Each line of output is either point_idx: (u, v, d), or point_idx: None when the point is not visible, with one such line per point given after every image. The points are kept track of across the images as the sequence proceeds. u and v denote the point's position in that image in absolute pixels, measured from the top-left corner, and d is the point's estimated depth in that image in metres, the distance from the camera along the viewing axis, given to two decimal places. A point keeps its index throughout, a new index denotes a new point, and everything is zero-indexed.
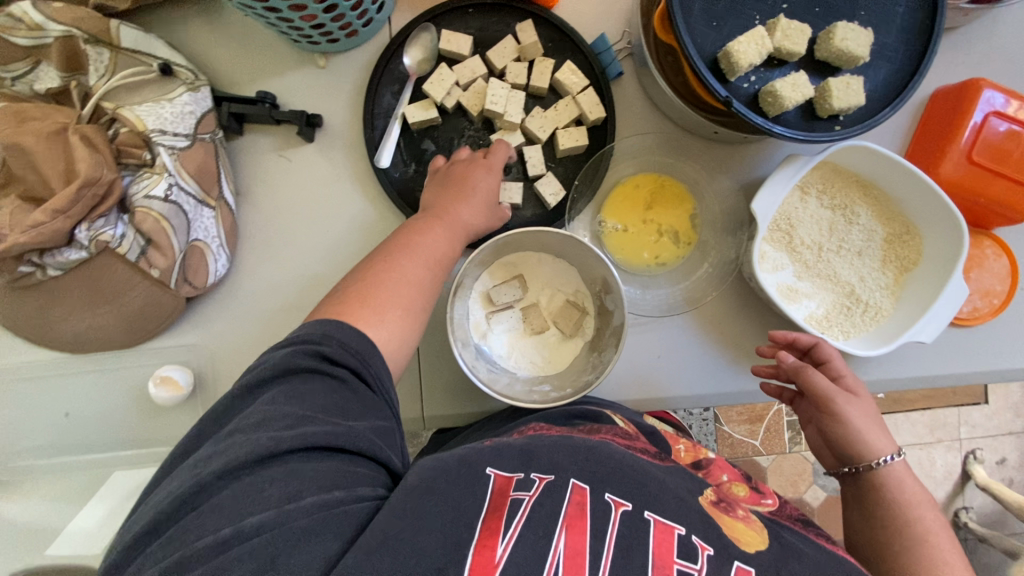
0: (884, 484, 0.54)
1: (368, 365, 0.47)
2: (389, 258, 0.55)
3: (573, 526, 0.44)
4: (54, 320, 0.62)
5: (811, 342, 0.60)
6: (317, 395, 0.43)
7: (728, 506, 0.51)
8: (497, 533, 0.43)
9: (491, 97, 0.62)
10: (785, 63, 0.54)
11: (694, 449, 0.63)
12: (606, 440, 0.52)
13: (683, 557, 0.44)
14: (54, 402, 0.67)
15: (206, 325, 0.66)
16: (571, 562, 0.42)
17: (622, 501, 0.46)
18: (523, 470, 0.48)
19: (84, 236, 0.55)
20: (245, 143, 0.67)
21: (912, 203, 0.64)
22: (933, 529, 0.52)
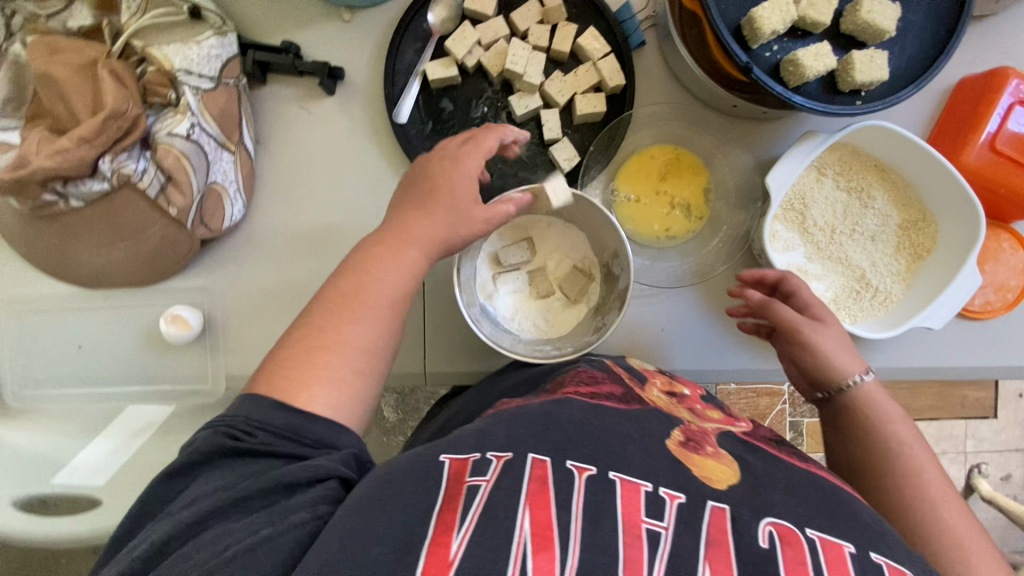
0: (857, 402, 0.55)
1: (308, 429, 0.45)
2: (345, 303, 0.50)
3: (537, 502, 0.41)
4: (73, 253, 0.63)
5: (777, 276, 0.59)
6: (272, 418, 0.44)
7: (697, 445, 0.48)
8: (452, 529, 0.40)
9: (511, 57, 0.63)
10: (809, 34, 0.54)
11: (669, 384, 0.59)
12: (568, 397, 0.50)
13: (651, 515, 0.42)
14: (70, 334, 0.69)
15: (220, 269, 0.68)
16: (540, 538, 0.39)
17: (586, 466, 0.44)
18: (480, 450, 0.45)
19: (107, 167, 0.56)
20: (268, 92, 0.68)
21: (927, 184, 0.63)
22: (906, 438, 0.53)
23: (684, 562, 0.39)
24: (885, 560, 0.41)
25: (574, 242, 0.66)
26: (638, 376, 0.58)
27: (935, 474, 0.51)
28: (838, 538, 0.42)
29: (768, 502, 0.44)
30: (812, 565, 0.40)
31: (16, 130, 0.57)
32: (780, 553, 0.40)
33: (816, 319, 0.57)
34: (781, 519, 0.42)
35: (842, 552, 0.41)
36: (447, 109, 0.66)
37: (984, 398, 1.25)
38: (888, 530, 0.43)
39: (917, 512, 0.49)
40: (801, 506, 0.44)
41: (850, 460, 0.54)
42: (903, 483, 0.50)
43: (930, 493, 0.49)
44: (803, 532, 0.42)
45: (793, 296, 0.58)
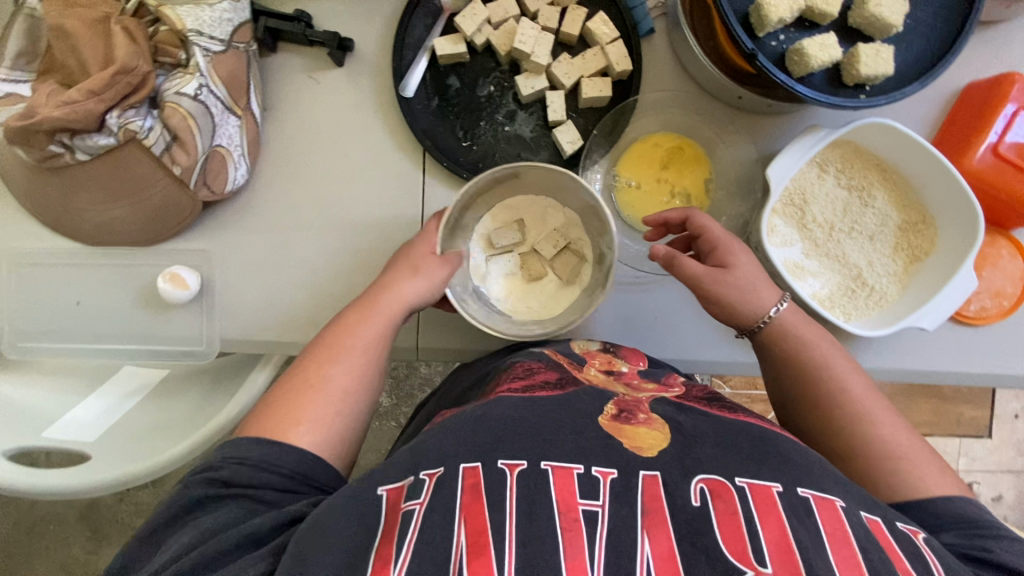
0: (781, 335, 0.55)
1: (283, 462, 0.47)
2: (321, 359, 0.53)
3: (471, 512, 0.40)
4: (76, 207, 0.64)
5: (682, 217, 0.58)
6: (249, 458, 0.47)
7: (630, 415, 0.48)
8: (388, 562, 0.38)
9: (520, 36, 0.63)
10: (817, 26, 0.54)
11: (608, 362, 0.57)
12: (500, 395, 0.49)
13: (586, 496, 0.41)
14: (67, 290, 0.69)
15: (220, 233, 0.68)
16: (475, 547, 0.38)
17: (516, 462, 0.42)
18: (413, 473, 0.44)
19: (114, 122, 0.57)
20: (278, 61, 0.69)
21: (917, 178, 0.63)
22: (833, 359, 0.54)
23: (620, 536, 0.39)
24: (812, 492, 0.42)
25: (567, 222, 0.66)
26: (576, 360, 0.57)
27: (865, 391, 0.53)
28: (765, 481, 0.42)
29: (698, 458, 0.44)
30: (743, 514, 0.40)
31: (28, 83, 0.61)
32: (711, 507, 0.41)
33: (722, 264, 0.55)
34: (711, 474, 0.43)
35: (772, 494, 0.41)
36: (454, 86, 0.67)
37: (979, 417, 1.24)
38: (814, 462, 0.44)
39: (854, 434, 0.51)
40: (731, 456, 0.44)
41: (788, 392, 0.56)
42: (838, 407, 0.52)
43: (864, 411, 0.51)
44: (732, 482, 0.42)
45: (702, 238, 0.56)
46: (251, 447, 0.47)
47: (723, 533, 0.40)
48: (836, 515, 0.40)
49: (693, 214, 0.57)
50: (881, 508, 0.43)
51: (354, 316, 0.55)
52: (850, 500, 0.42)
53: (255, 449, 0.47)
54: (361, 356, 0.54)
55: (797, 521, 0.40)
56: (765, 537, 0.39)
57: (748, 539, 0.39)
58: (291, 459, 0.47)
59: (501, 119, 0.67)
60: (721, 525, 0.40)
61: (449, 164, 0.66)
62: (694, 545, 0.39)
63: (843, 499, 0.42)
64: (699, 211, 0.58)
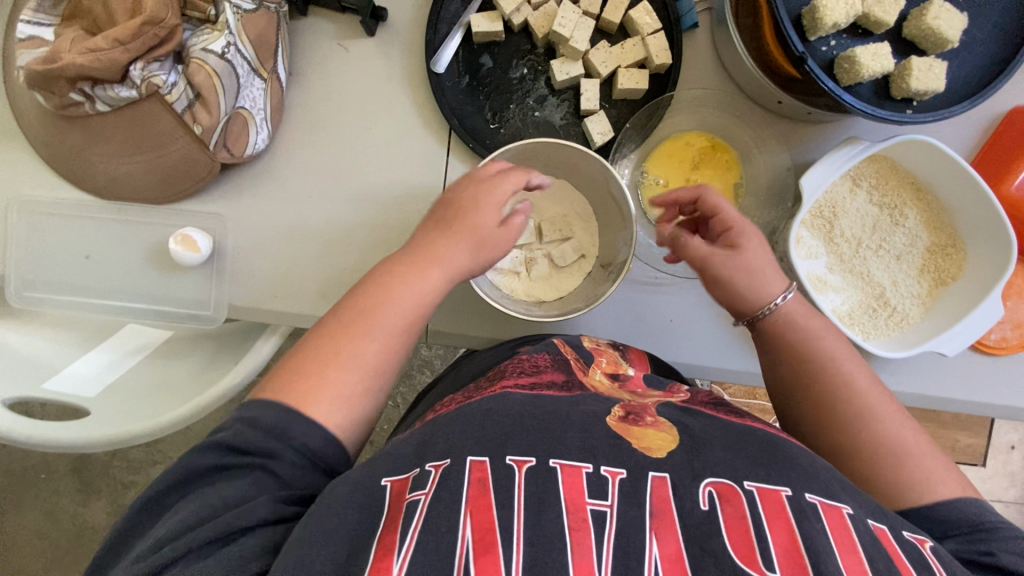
0: (784, 326, 0.54)
1: (294, 432, 0.46)
2: (356, 308, 0.52)
3: (478, 506, 0.40)
4: (92, 159, 0.63)
5: (693, 198, 0.57)
6: (248, 438, 0.45)
7: (637, 418, 0.48)
8: (391, 553, 0.39)
9: (560, 19, 0.61)
10: (870, 34, 0.52)
11: (616, 362, 0.57)
12: (506, 391, 0.49)
13: (594, 497, 0.41)
14: (76, 242, 0.68)
15: (236, 197, 0.67)
16: (482, 544, 0.38)
17: (526, 458, 0.43)
18: (418, 465, 0.44)
19: (137, 75, 0.55)
20: (308, 25, 0.67)
21: (942, 176, 0.61)
22: (839, 353, 0.53)
23: (629, 537, 0.39)
24: (819, 498, 0.42)
25: (590, 230, 0.66)
26: (584, 358, 0.57)
27: (872, 388, 0.52)
28: (774, 484, 0.42)
29: (707, 462, 0.44)
30: (751, 517, 0.40)
31: (52, 27, 0.59)
32: (720, 511, 0.41)
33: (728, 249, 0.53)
34: (720, 477, 0.43)
35: (780, 497, 0.41)
36: (486, 65, 0.66)
37: (974, 445, 1.24)
38: (821, 468, 0.44)
39: (859, 430, 0.50)
40: (737, 457, 0.44)
41: (787, 384, 0.55)
42: (841, 402, 0.51)
43: (868, 406, 0.51)
44: (740, 485, 0.42)
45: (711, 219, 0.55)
46: (268, 412, 0.46)
47: (731, 539, 0.39)
48: (844, 523, 0.40)
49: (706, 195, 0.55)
50: (889, 517, 0.43)
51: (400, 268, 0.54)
52: (857, 507, 0.42)
53: (270, 416, 0.46)
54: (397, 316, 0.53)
55: (805, 525, 0.40)
56: (774, 542, 0.39)
57: (758, 546, 0.39)
58: (303, 429, 0.46)
59: (532, 103, 0.66)
60: (728, 530, 0.40)
61: (473, 144, 0.64)
62: (703, 548, 0.39)
63: (851, 507, 0.42)
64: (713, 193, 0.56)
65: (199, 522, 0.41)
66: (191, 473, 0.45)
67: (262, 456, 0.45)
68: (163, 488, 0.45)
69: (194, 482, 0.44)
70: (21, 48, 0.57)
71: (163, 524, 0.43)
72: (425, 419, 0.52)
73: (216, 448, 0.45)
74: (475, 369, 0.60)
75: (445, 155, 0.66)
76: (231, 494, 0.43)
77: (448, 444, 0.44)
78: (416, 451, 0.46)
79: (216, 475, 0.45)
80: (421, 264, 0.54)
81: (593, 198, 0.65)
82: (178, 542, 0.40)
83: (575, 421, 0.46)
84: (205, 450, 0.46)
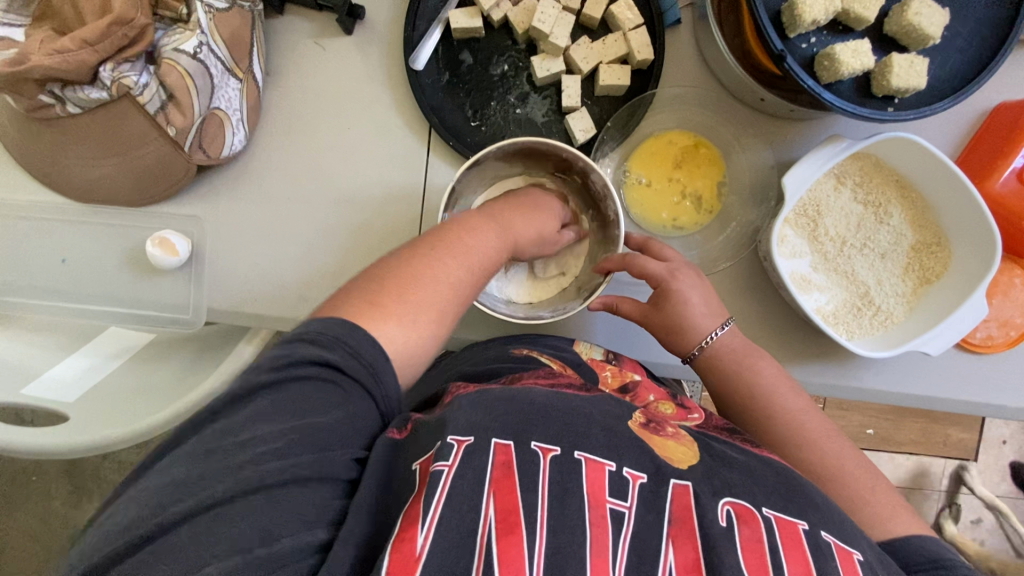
0: (719, 362, 0.55)
1: (380, 373, 0.43)
2: (430, 257, 0.50)
3: (501, 488, 0.41)
4: (67, 163, 0.62)
5: (620, 264, 0.56)
6: (321, 381, 0.40)
7: (659, 427, 0.50)
8: (417, 521, 0.38)
9: (539, 14, 0.60)
10: (851, 30, 0.51)
11: (620, 373, 0.59)
12: (528, 385, 0.49)
13: (615, 496, 0.42)
14: (53, 246, 0.67)
15: (214, 199, 0.66)
16: (506, 524, 0.39)
17: (550, 447, 0.44)
18: (439, 438, 0.43)
19: (107, 75, 0.54)
20: (285, 23, 0.66)
21: (925, 179, 0.61)
22: (778, 384, 0.54)
23: (644, 541, 0.41)
24: (834, 539, 0.43)
25: (583, 239, 0.66)
26: (591, 375, 0.57)
27: (813, 416, 0.53)
28: (792, 517, 0.43)
29: (727, 482, 0.45)
30: (767, 543, 0.42)
31: (22, 27, 0.58)
32: (737, 531, 0.42)
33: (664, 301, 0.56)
34: (739, 499, 0.44)
35: (797, 530, 0.43)
36: (466, 62, 0.65)
37: (966, 440, 1.24)
38: (836, 509, 0.45)
39: (800, 460, 0.51)
40: (757, 484, 0.45)
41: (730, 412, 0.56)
42: (778, 431, 0.53)
43: (807, 436, 0.52)
44: (759, 510, 0.43)
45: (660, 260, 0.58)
46: (370, 347, 0.42)
47: (746, 559, 0.41)
48: (855, 567, 0.41)
49: (628, 258, 0.55)
50: (893, 568, 0.43)
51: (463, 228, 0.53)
52: (868, 555, 0.43)
53: (360, 341, 0.42)
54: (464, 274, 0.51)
55: (821, 560, 0.41)
56: (788, 569, 0.41)
57: (771, 568, 0.41)
58: (390, 381, 0.44)
59: (513, 100, 0.65)
60: (745, 549, 0.41)
61: (454, 143, 0.63)
62: (716, 563, 0.40)
63: (862, 554, 0.43)
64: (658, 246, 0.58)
65: (288, 453, 0.38)
66: (286, 376, 0.40)
67: (341, 399, 0.41)
68: (250, 383, 0.40)
69: (281, 393, 0.40)
70: None
71: (238, 434, 0.38)
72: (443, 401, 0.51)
73: (315, 361, 0.40)
74: (479, 360, 0.59)
75: (427, 154, 0.66)
76: (325, 430, 0.40)
77: (469, 419, 0.44)
78: (434, 427, 0.44)
79: (285, 391, 0.40)
80: (496, 231, 0.55)
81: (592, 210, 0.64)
82: (234, 483, 0.37)
83: (557, 425, 0.45)
84: (299, 359, 0.40)
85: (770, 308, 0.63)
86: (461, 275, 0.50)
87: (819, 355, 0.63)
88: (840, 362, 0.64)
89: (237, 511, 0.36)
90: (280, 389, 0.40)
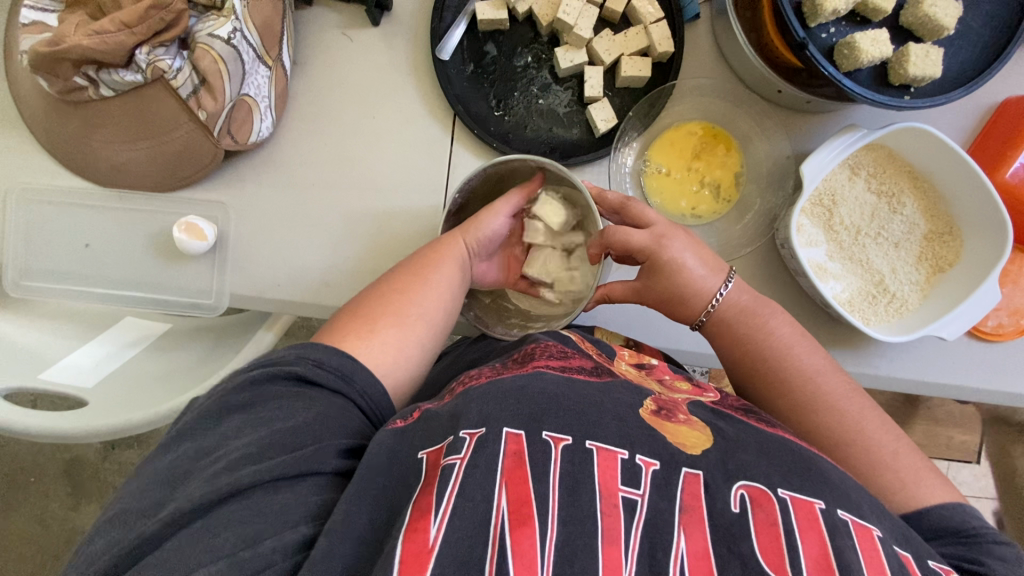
0: (738, 336, 0.56)
1: (357, 377, 0.48)
2: (400, 287, 0.56)
3: (512, 479, 0.40)
4: (94, 148, 0.63)
5: (602, 246, 0.57)
6: (283, 399, 0.44)
7: (670, 413, 0.48)
8: (428, 512, 0.39)
9: (564, 6, 0.62)
10: (868, 22, 0.53)
11: (638, 355, 0.59)
12: (539, 369, 0.48)
13: (628, 484, 0.41)
14: (76, 231, 0.67)
15: (238, 185, 0.67)
16: (517, 516, 0.38)
17: (562, 437, 0.43)
18: (453, 432, 0.43)
19: (143, 58, 0.55)
20: (313, 15, 0.68)
21: (935, 169, 0.63)
22: (799, 343, 0.55)
23: (658, 529, 0.39)
24: (852, 517, 0.41)
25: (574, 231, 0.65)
26: (605, 352, 0.57)
27: (831, 377, 0.53)
28: (808, 495, 0.42)
29: (742, 464, 0.43)
30: (782, 526, 0.40)
31: (56, 13, 0.59)
32: (750, 515, 0.41)
33: (658, 266, 0.56)
34: (754, 481, 0.42)
35: (814, 510, 0.41)
36: (490, 53, 0.66)
37: (969, 442, 1.22)
38: (853, 487, 0.44)
39: (817, 431, 0.52)
40: (771, 465, 0.44)
41: (749, 379, 0.57)
42: (796, 393, 0.53)
43: (826, 399, 0.52)
44: (775, 492, 0.42)
45: (641, 226, 0.57)
46: (331, 355, 0.48)
47: (761, 543, 0.39)
48: (873, 543, 0.40)
49: (607, 233, 0.56)
50: (914, 543, 0.42)
51: (423, 258, 0.58)
52: (885, 530, 0.41)
53: (326, 353, 0.48)
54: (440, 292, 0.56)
55: (837, 540, 0.40)
56: (805, 552, 0.39)
57: (787, 552, 0.39)
58: (365, 379, 0.48)
59: (536, 91, 0.66)
60: (759, 535, 0.40)
61: (478, 131, 0.65)
62: (730, 550, 0.39)
63: (879, 530, 0.41)
64: (638, 203, 0.58)
65: (261, 454, 0.40)
66: (253, 396, 0.44)
67: (303, 402, 0.44)
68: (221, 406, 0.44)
69: (255, 405, 0.44)
70: (24, 33, 0.57)
71: (212, 451, 0.41)
72: (450, 393, 0.50)
73: (282, 378, 0.45)
74: (491, 347, 0.60)
75: (449, 143, 0.67)
76: (295, 431, 0.42)
77: (482, 412, 0.43)
78: (449, 419, 0.44)
79: (246, 410, 0.44)
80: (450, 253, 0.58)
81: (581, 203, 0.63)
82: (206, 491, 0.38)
83: (593, 405, 0.45)
84: (264, 381, 0.45)
85: (785, 295, 0.65)
86: (433, 301, 0.56)
87: (833, 341, 0.65)
88: (855, 348, 0.65)
89: (235, 510, 0.38)
90: (245, 408, 0.44)
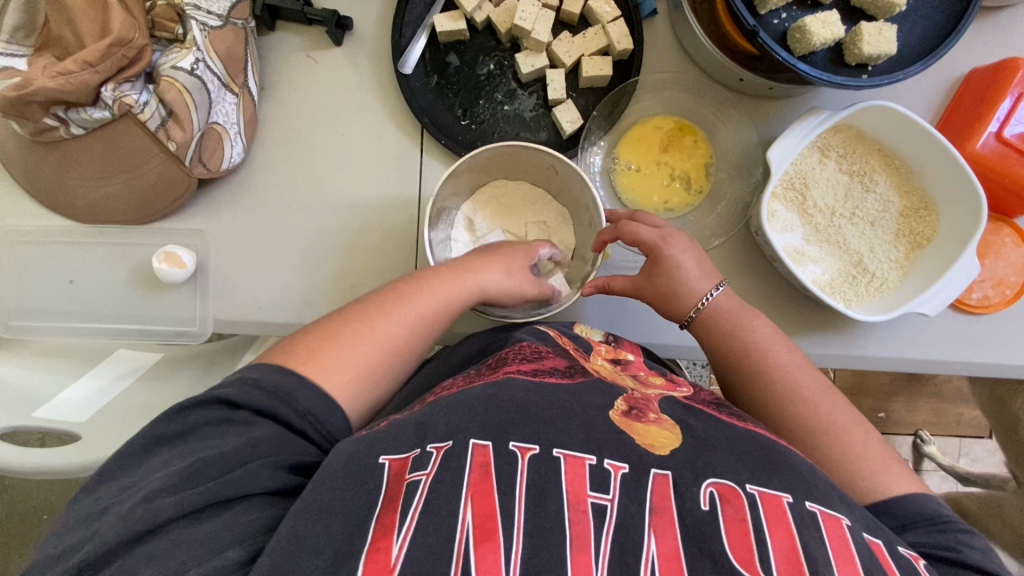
0: (716, 325, 0.56)
1: (297, 398, 0.45)
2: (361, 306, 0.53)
3: (478, 493, 0.40)
4: (69, 183, 0.64)
5: (613, 234, 0.58)
6: (210, 436, 0.43)
7: (640, 413, 0.48)
8: (391, 531, 0.39)
9: (520, 13, 0.63)
10: (819, 4, 0.54)
11: (614, 349, 0.59)
12: (510, 376, 0.48)
13: (595, 489, 0.41)
14: (60, 267, 0.68)
15: (213, 212, 0.68)
16: (483, 530, 0.38)
17: (529, 446, 0.43)
18: (419, 445, 0.44)
19: (109, 95, 0.56)
20: (277, 39, 0.69)
21: (907, 146, 0.63)
22: (772, 335, 0.55)
23: (628, 534, 0.39)
24: (819, 508, 0.41)
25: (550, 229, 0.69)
26: (582, 347, 0.57)
27: (805, 371, 0.53)
28: (775, 490, 0.41)
29: (709, 462, 0.43)
30: (751, 522, 0.40)
31: (25, 57, 0.59)
32: (720, 513, 0.40)
33: (658, 259, 0.57)
34: (722, 478, 0.42)
35: (781, 503, 0.41)
36: (453, 64, 0.67)
37: (979, 417, 1.20)
38: (820, 478, 0.43)
39: (787, 417, 0.51)
40: (739, 461, 0.43)
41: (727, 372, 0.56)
42: (773, 390, 0.53)
43: (803, 390, 0.52)
44: (742, 489, 0.41)
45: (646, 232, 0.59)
46: (268, 374, 0.45)
47: (730, 540, 0.39)
48: (841, 533, 0.40)
49: (619, 225, 0.58)
50: (882, 531, 0.42)
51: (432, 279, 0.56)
52: (854, 518, 0.41)
53: (266, 374, 0.45)
54: (414, 316, 0.53)
55: (804, 532, 0.39)
56: (773, 548, 0.39)
57: (757, 549, 0.39)
58: (304, 396, 0.45)
59: (501, 98, 0.67)
60: (728, 531, 0.39)
61: (446, 141, 0.65)
62: (700, 548, 0.39)
63: (849, 518, 0.41)
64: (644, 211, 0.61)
65: (181, 487, 0.39)
66: (183, 427, 0.43)
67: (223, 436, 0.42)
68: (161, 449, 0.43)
69: (198, 429, 0.43)
70: None
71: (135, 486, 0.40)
72: (423, 402, 0.51)
73: (211, 404, 0.44)
74: (468, 352, 0.60)
75: (419, 155, 0.68)
76: (216, 459, 0.41)
77: (448, 425, 0.44)
78: (416, 429, 0.45)
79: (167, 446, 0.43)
80: (448, 277, 0.56)
81: (569, 203, 0.67)
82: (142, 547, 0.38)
83: (561, 411, 0.45)
84: (192, 408, 0.44)
85: (762, 283, 0.64)
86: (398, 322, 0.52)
87: (817, 326, 0.64)
88: (838, 331, 0.64)
89: (161, 547, 0.38)
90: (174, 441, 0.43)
